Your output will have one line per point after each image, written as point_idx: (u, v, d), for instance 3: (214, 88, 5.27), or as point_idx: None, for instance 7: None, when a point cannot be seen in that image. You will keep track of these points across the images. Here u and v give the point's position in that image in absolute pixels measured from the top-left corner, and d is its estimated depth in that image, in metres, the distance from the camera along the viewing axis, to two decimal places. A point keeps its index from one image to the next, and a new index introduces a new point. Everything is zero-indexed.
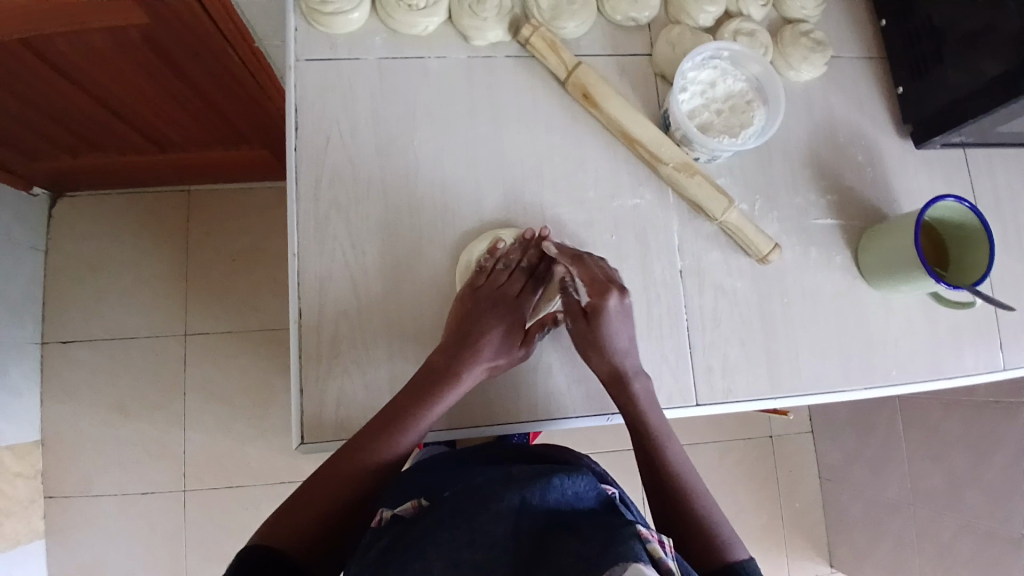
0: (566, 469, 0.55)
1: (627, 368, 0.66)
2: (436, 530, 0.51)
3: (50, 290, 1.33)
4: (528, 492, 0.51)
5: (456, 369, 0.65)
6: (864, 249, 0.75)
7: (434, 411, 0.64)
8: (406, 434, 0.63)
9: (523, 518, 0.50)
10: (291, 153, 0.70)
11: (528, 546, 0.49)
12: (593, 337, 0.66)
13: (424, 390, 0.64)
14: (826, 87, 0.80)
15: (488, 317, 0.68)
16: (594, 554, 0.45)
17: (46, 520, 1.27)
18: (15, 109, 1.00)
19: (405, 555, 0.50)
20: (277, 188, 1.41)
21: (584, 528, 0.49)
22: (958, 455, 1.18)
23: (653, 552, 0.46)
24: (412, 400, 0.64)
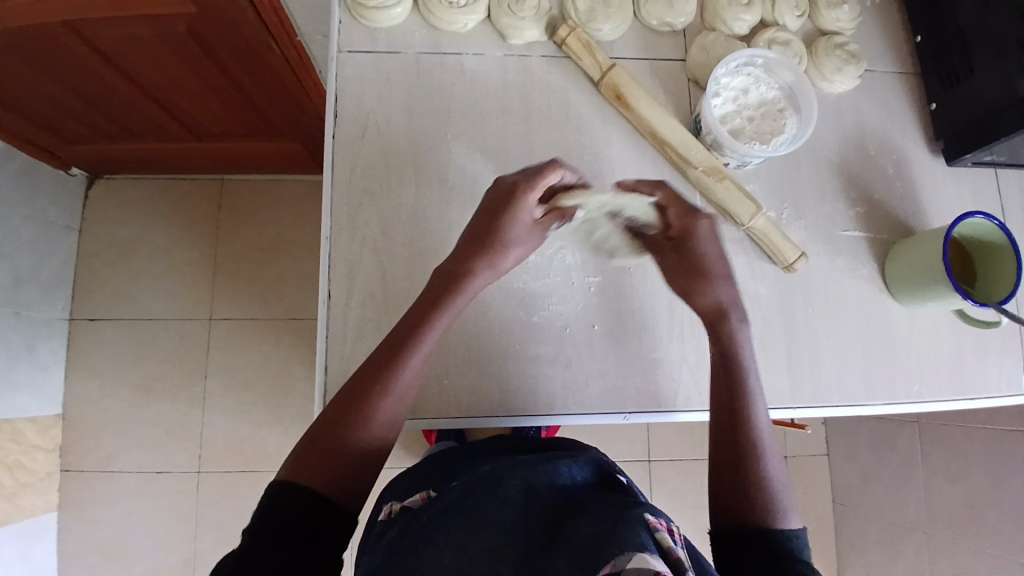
0: (571, 458, 0.59)
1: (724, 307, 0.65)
2: (448, 514, 0.52)
3: (81, 270, 1.37)
4: (535, 472, 0.55)
5: (431, 316, 0.61)
6: (891, 262, 0.75)
7: (413, 364, 0.60)
8: (394, 380, 0.59)
9: (532, 501, 0.52)
10: (327, 141, 0.72)
11: (537, 530, 0.50)
12: (689, 266, 0.67)
13: (399, 345, 0.59)
14: (858, 99, 0.80)
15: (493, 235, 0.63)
16: (604, 532, 0.46)
17: (64, 493, 1.30)
18: (59, 92, 1.04)
19: (417, 539, 0.51)
20: (307, 181, 1.44)
21: (593, 511, 0.50)
22: (976, 480, 1.16)
23: (661, 541, 0.46)
24: (386, 359, 0.59)
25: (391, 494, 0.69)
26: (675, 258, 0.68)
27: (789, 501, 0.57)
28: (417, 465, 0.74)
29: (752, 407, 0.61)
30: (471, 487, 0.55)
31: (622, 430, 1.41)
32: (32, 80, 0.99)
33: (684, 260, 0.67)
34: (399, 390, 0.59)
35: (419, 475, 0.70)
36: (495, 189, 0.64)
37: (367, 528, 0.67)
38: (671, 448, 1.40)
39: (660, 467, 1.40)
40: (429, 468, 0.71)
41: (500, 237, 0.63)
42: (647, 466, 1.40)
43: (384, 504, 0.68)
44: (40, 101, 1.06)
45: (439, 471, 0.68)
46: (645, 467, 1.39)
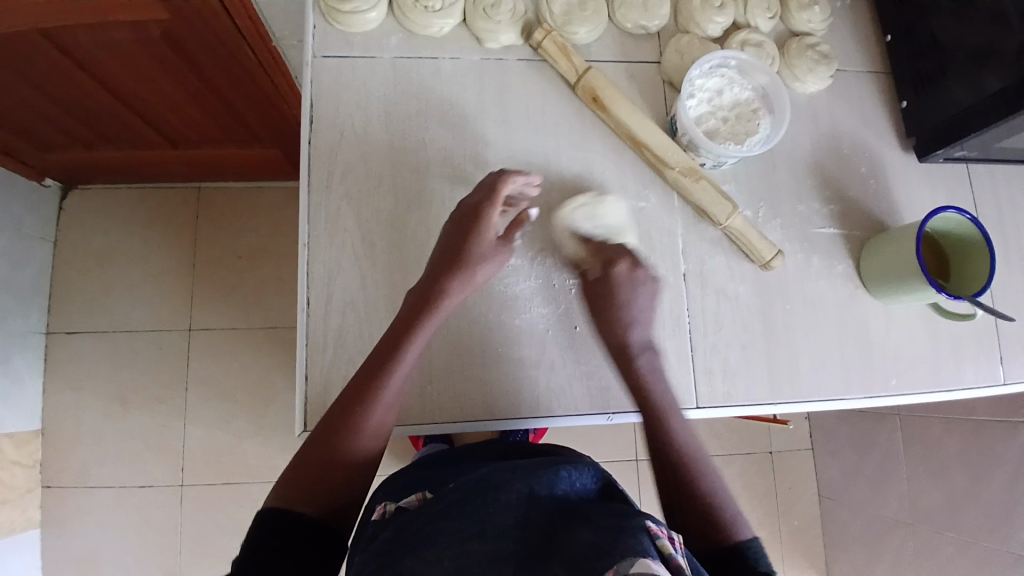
0: (572, 464, 0.58)
1: (632, 343, 0.68)
2: (446, 519, 0.52)
3: (57, 281, 1.35)
4: (537, 481, 0.54)
5: (416, 326, 0.63)
6: (867, 259, 0.76)
7: (402, 372, 0.62)
8: (379, 394, 0.60)
9: (531, 509, 0.52)
10: (304, 147, 0.71)
11: (537, 538, 0.49)
12: (600, 304, 0.69)
13: (385, 355, 0.62)
14: (831, 99, 0.82)
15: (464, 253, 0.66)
16: (603, 542, 0.45)
17: (42, 509, 1.28)
18: (34, 100, 1.02)
19: (415, 543, 0.51)
20: (287, 187, 1.43)
21: (593, 520, 0.50)
22: (956, 473, 1.18)
23: (662, 549, 0.46)
24: (374, 370, 0.61)
25: (378, 500, 0.69)
26: (589, 297, 0.70)
27: (736, 511, 0.59)
28: (402, 471, 0.74)
29: (676, 430, 0.63)
30: (468, 491, 0.54)
31: (608, 430, 1.41)
32: (5, 88, 0.97)
33: (598, 299, 0.69)
34: (389, 397, 0.61)
35: (406, 480, 0.70)
36: (462, 211, 0.68)
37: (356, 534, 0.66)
38: None
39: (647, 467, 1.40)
40: (415, 474, 0.70)
41: (471, 252, 0.66)
42: (634, 466, 1.40)
43: (372, 509, 0.67)
44: (14, 109, 1.04)
45: (426, 476, 0.68)
46: (632, 467, 1.40)
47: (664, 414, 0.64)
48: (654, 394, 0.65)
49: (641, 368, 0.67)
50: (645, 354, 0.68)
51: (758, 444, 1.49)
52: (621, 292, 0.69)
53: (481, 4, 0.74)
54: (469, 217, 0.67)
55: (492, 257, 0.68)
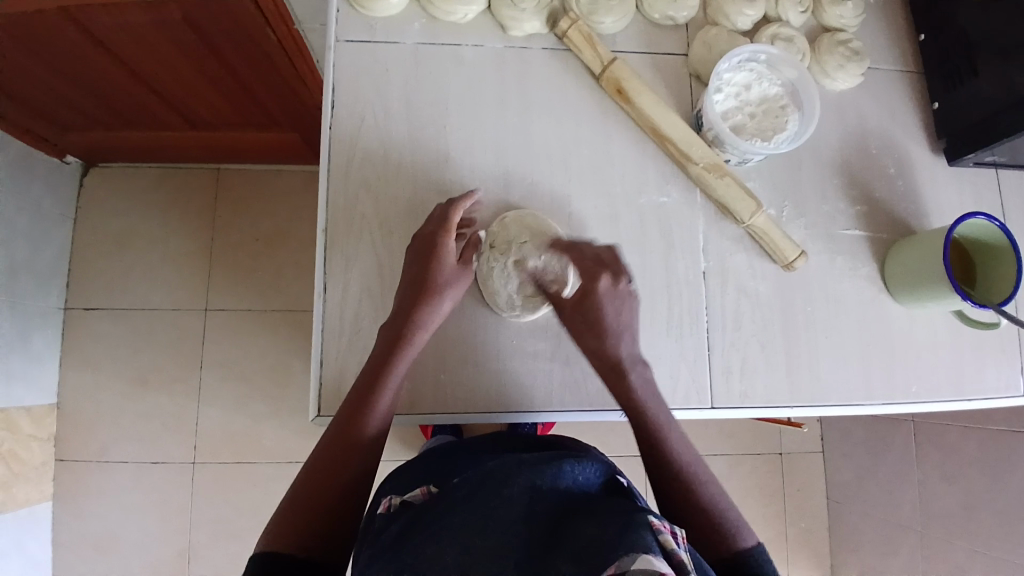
0: (576, 458, 0.57)
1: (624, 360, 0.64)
2: (451, 516, 0.51)
3: (76, 260, 1.36)
4: (539, 474, 0.54)
5: (398, 342, 0.63)
6: (892, 263, 0.75)
7: (391, 387, 0.62)
8: (366, 420, 0.60)
9: (535, 502, 0.51)
10: (325, 132, 0.71)
11: (541, 533, 0.49)
12: (584, 326, 0.64)
13: (373, 373, 0.62)
14: (861, 97, 0.80)
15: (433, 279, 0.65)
16: (607, 537, 0.45)
17: (57, 484, 1.30)
18: (54, 78, 1.02)
19: (420, 540, 0.50)
20: (304, 172, 1.43)
21: (597, 515, 0.49)
22: (971, 481, 1.16)
23: (665, 544, 0.46)
24: (364, 389, 0.62)
25: (389, 489, 0.69)
26: (570, 318, 0.65)
27: (740, 517, 0.60)
28: (413, 462, 0.74)
29: (671, 441, 0.62)
30: (475, 487, 0.54)
31: (618, 426, 1.40)
32: (27, 67, 0.98)
33: (582, 321, 0.64)
34: (382, 412, 0.61)
35: (417, 470, 0.70)
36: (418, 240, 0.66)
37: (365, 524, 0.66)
38: None
39: None
40: (427, 464, 0.70)
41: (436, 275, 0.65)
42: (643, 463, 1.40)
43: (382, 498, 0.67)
44: (36, 88, 1.05)
45: (438, 467, 0.68)
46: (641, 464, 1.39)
47: (661, 426, 0.63)
48: (648, 408, 0.63)
49: (633, 384, 0.63)
50: (636, 369, 0.64)
51: (768, 445, 1.48)
52: (603, 312, 0.64)
53: None
54: (425, 241, 0.66)
55: (458, 274, 0.66)
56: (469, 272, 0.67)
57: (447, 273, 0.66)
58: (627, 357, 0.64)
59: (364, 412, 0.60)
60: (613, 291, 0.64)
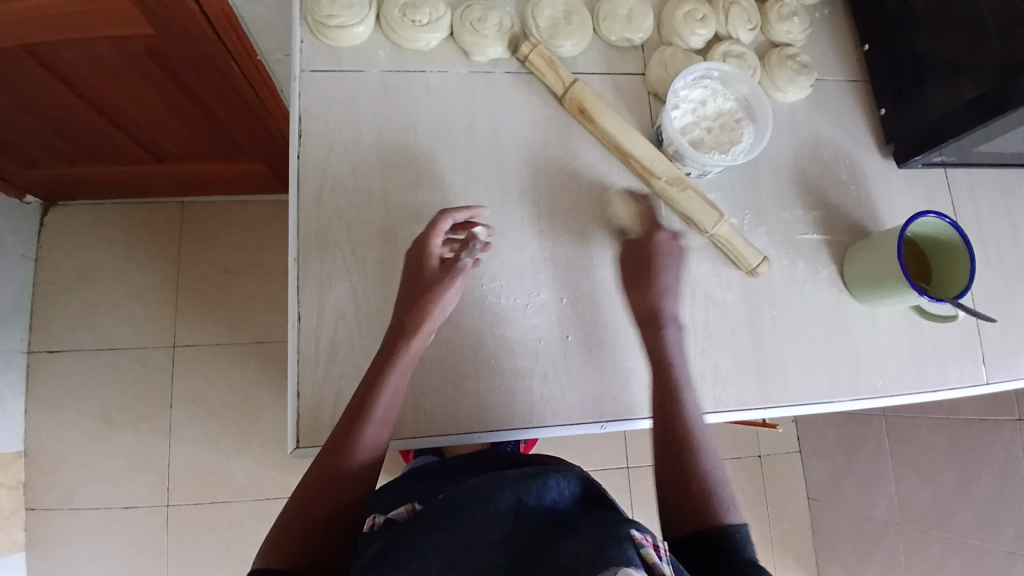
0: (560, 472, 0.58)
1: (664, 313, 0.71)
2: (433, 534, 0.52)
3: (39, 299, 1.33)
4: (526, 490, 0.54)
5: (386, 367, 0.62)
6: (851, 264, 0.78)
7: (382, 405, 0.61)
8: (360, 439, 0.59)
9: (519, 519, 0.52)
10: (294, 161, 0.71)
11: (524, 548, 0.50)
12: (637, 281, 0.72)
13: (367, 387, 0.61)
14: (812, 108, 0.84)
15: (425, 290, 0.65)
16: (590, 550, 0.46)
17: (25, 533, 1.25)
18: (17, 116, 1.01)
19: (400, 559, 0.50)
20: (272, 202, 1.42)
21: (580, 529, 0.50)
22: (944, 473, 1.20)
23: (646, 557, 0.47)
24: (357, 408, 0.60)
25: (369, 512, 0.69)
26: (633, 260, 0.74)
27: (730, 499, 0.59)
28: (392, 485, 0.73)
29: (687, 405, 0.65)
30: (459, 501, 0.55)
31: (599, 438, 1.41)
32: None
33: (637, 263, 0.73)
34: (376, 433, 0.60)
35: (397, 492, 0.70)
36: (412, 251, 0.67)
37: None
38: (648, 455, 1.42)
39: (639, 475, 1.41)
40: (409, 485, 0.71)
41: (426, 284, 0.65)
42: (626, 474, 1.41)
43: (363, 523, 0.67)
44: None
45: (418, 488, 0.68)
46: (624, 475, 1.40)
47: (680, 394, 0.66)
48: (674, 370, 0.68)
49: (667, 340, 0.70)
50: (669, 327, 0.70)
51: (748, 449, 1.50)
52: (662, 259, 0.72)
53: (468, 18, 0.75)
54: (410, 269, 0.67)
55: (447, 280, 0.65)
56: (463, 272, 0.66)
57: (438, 273, 0.66)
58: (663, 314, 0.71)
59: (357, 429, 0.59)
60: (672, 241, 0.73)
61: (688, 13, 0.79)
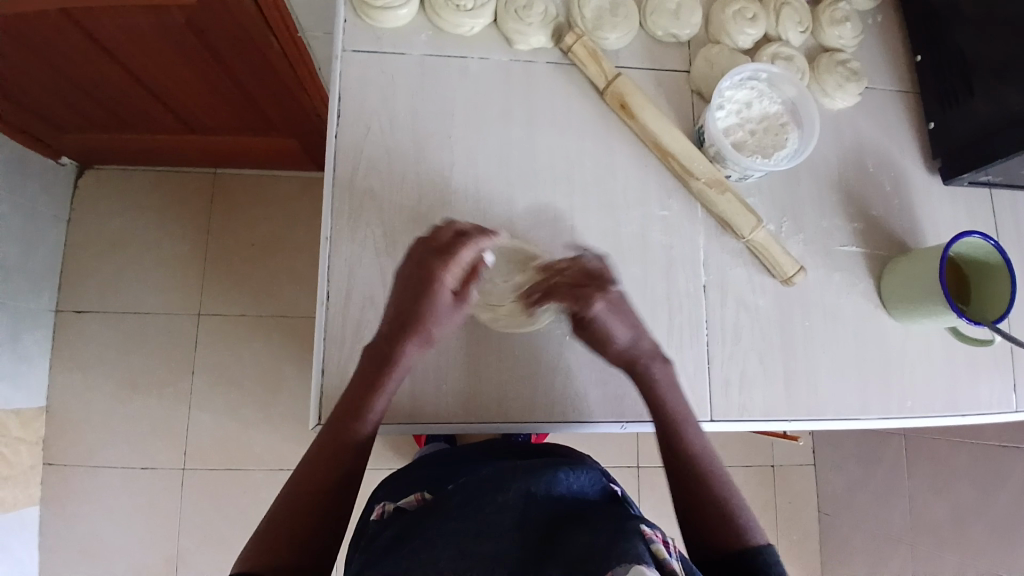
0: (571, 466, 0.59)
1: (640, 360, 0.67)
2: (446, 523, 0.52)
3: (69, 261, 1.35)
4: (534, 481, 0.55)
5: (387, 368, 0.63)
6: (887, 279, 0.76)
7: (379, 403, 0.63)
8: (355, 432, 0.61)
9: (528, 509, 0.53)
10: (330, 140, 0.71)
11: (534, 537, 0.50)
12: (593, 336, 0.67)
13: (366, 384, 0.62)
14: (859, 116, 0.81)
15: (429, 305, 0.64)
16: (599, 545, 0.46)
17: (45, 488, 1.28)
18: (55, 80, 1.02)
19: (414, 545, 0.51)
20: (301, 178, 1.43)
21: (593, 524, 0.50)
22: (961, 496, 1.17)
23: (656, 553, 0.46)
24: (354, 402, 0.62)
25: (385, 494, 0.70)
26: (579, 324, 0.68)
27: (753, 517, 0.60)
28: (407, 469, 0.74)
29: (688, 432, 0.65)
30: (470, 492, 0.56)
31: (612, 436, 1.41)
32: (29, 68, 0.98)
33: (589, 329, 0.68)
34: (371, 424, 0.62)
35: (413, 476, 0.70)
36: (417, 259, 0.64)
37: (360, 526, 0.69)
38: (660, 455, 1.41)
39: (649, 475, 1.40)
40: (425, 470, 0.71)
41: (430, 301, 0.63)
42: (636, 473, 1.40)
43: (378, 504, 0.68)
44: (36, 89, 1.05)
45: (434, 475, 0.68)
46: (634, 474, 1.40)
47: (680, 420, 0.65)
48: (669, 402, 0.66)
49: (655, 376, 0.67)
50: (656, 363, 0.67)
51: (761, 457, 1.49)
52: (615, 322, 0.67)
53: (512, 5, 0.74)
54: (417, 281, 0.63)
55: (450, 309, 0.65)
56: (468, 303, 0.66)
57: (444, 300, 0.64)
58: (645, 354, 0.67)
59: (353, 422, 0.61)
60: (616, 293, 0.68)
61: (737, 11, 0.77)
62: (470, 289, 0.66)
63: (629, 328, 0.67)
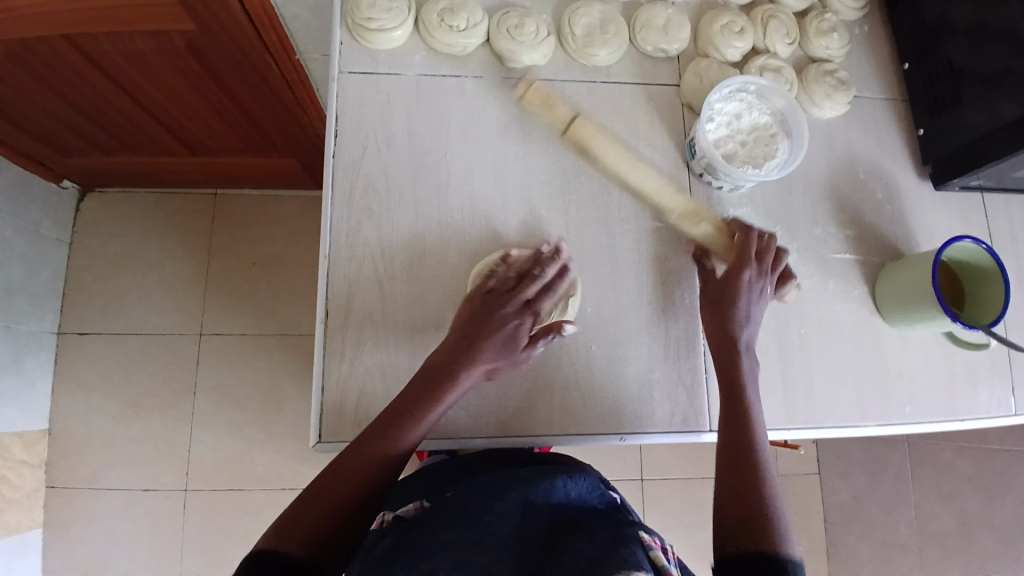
0: (569, 474, 0.63)
1: (739, 339, 0.69)
2: (442, 529, 0.52)
3: (72, 283, 1.36)
4: (532, 492, 0.58)
5: (443, 383, 0.63)
6: (883, 285, 0.76)
7: (428, 419, 0.62)
8: (400, 438, 0.61)
9: (526, 518, 0.55)
10: (328, 161, 0.72)
11: (532, 546, 0.53)
12: (720, 300, 0.70)
13: (422, 391, 0.63)
14: (848, 125, 0.82)
15: (493, 331, 0.65)
16: (601, 552, 0.49)
17: (48, 510, 1.28)
18: (59, 105, 1.04)
19: (412, 552, 0.51)
20: (302, 196, 1.44)
21: (587, 531, 0.54)
22: (969, 500, 1.17)
23: (655, 559, 0.50)
24: (405, 407, 0.62)
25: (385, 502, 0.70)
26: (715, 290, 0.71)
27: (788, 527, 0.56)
28: (406, 478, 0.74)
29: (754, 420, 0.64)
30: (468, 497, 0.58)
31: (616, 447, 1.41)
32: (33, 95, 1.00)
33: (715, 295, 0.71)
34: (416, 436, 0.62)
35: (409, 483, 0.70)
36: (497, 287, 0.67)
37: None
38: (664, 465, 1.41)
39: (654, 485, 1.40)
40: (425, 477, 0.71)
41: (496, 329, 0.65)
42: (640, 483, 1.40)
43: None
44: (39, 114, 1.07)
45: (434, 481, 0.69)
46: (638, 484, 1.39)
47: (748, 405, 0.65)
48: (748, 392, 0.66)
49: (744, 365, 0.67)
50: (747, 354, 0.68)
51: None
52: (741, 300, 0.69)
53: (504, 25, 0.75)
54: (489, 318, 0.65)
55: (511, 352, 0.66)
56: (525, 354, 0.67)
57: (511, 342, 0.66)
58: (744, 339, 0.69)
59: (400, 424, 0.61)
60: (755, 282, 0.70)
61: (726, 25, 0.78)
62: (536, 343, 0.67)
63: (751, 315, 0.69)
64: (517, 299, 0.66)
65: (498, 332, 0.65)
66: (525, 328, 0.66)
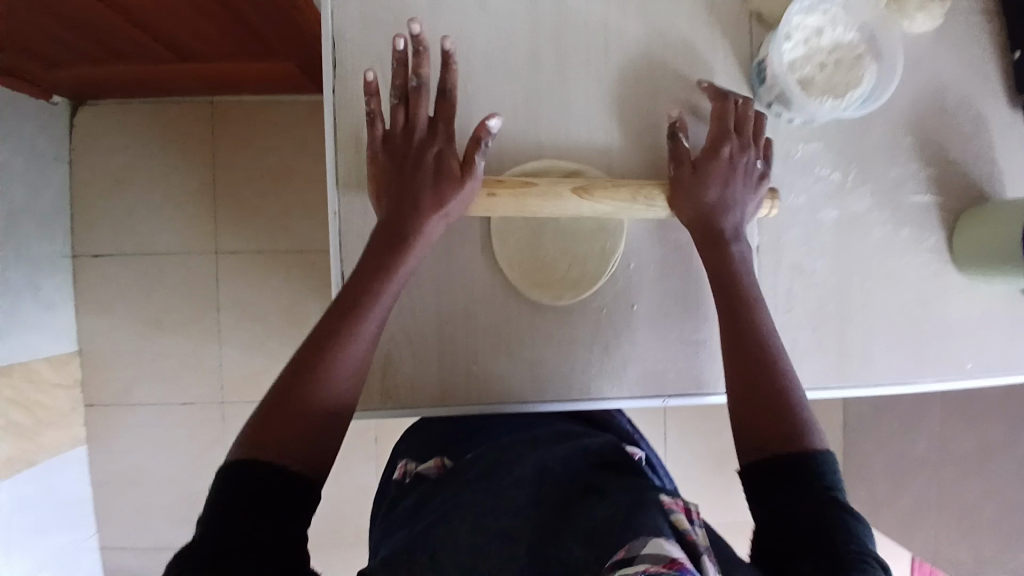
0: (590, 440, 0.60)
1: (726, 226, 0.64)
2: (462, 496, 0.53)
3: (77, 203, 1.31)
4: (549, 454, 0.56)
5: (372, 290, 0.59)
6: (962, 234, 0.68)
7: (366, 332, 0.57)
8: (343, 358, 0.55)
9: (544, 484, 0.54)
10: (328, 97, 0.65)
11: (548, 509, 0.51)
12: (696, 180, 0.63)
13: (351, 301, 0.58)
14: (940, 40, 0.70)
15: (411, 169, 0.61)
16: (620, 513, 0.47)
17: (87, 426, 1.33)
18: (39, 20, 0.93)
19: (432, 517, 0.52)
20: (304, 103, 1.32)
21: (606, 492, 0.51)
22: (993, 426, 1.15)
23: (677, 523, 0.47)
24: (339, 323, 0.57)
25: (412, 449, 0.72)
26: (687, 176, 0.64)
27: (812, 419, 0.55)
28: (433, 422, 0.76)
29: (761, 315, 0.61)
30: (487, 469, 0.57)
31: None
32: (13, 13, 0.89)
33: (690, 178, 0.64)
34: (354, 358, 0.56)
35: (440, 430, 0.73)
36: (402, 121, 0.62)
37: (384, 483, 0.74)
38: None
39: None
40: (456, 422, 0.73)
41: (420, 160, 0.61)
42: None
43: (399, 462, 0.72)
44: (22, 30, 0.96)
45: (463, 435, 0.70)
46: None
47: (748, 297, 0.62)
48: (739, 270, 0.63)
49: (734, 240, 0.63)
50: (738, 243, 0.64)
51: None
52: (715, 175, 0.63)
53: None
54: (415, 156, 0.62)
55: (439, 187, 0.61)
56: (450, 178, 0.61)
57: (431, 169, 0.61)
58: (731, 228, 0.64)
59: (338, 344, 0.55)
60: (740, 155, 0.64)
61: None
62: (473, 160, 0.61)
63: (726, 188, 0.64)
64: (436, 128, 0.62)
65: (421, 160, 0.61)
66: (445, 153, 0.62)
